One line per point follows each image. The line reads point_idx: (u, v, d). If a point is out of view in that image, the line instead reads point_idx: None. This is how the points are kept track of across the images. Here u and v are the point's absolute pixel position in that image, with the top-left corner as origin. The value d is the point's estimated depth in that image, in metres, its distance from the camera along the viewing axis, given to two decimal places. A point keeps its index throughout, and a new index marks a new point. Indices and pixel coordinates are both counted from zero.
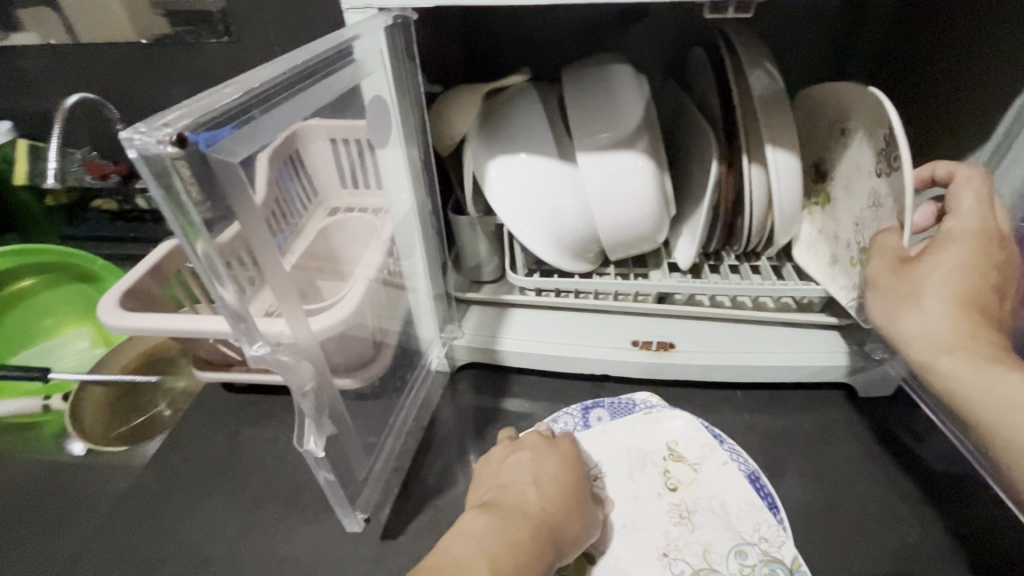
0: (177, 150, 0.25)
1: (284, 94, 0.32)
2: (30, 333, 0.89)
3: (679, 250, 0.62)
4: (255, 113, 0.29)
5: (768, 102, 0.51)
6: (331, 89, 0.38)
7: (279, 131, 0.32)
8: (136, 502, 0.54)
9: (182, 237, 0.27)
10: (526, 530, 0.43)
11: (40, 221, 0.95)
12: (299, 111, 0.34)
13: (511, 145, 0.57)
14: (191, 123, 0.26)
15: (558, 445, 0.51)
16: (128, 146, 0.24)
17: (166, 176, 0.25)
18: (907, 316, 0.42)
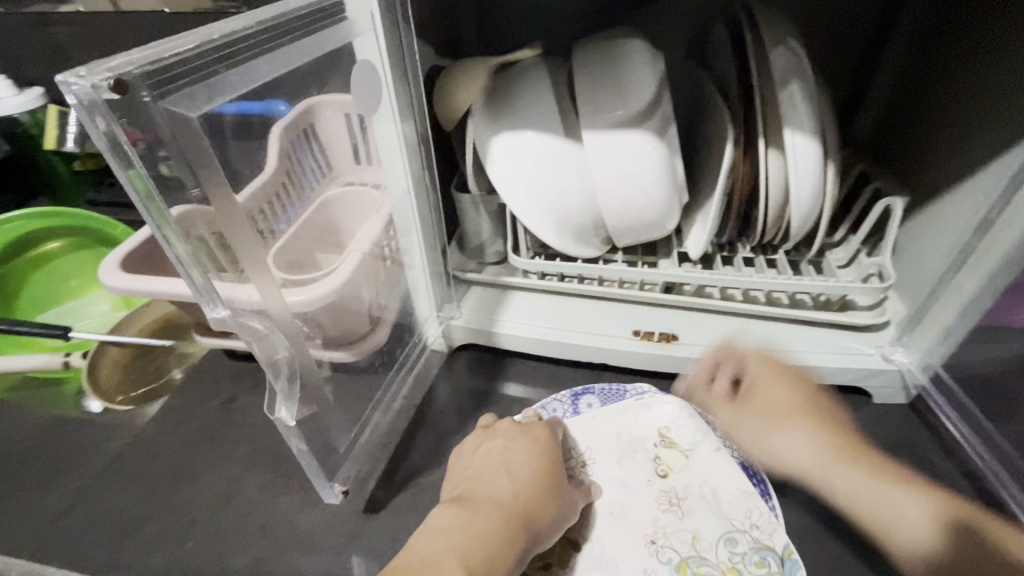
0: (116, 96, 0.25)
1: (251, 51, 0.33)
2: (54, 294, 0.93)
3: (690, 239, 0.59)
4: (216, 68, 0.30)
5: (789, 81, 0.48)
6: (308, 51, 0.37)
7: (247, 87, 0.33)
8: (132, 459, 0.55)
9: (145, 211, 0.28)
10: (497, 519, 0.43)
11: (68, 187, 0.97)
12: (267, 70, 0.35)
13: (514, 121, 0.55)
14: (137, 71, 0.26)
15: (530, 431, 0.50)
16: (65, 90, 0.23)
17: (108, 128, 0.25)
18: None
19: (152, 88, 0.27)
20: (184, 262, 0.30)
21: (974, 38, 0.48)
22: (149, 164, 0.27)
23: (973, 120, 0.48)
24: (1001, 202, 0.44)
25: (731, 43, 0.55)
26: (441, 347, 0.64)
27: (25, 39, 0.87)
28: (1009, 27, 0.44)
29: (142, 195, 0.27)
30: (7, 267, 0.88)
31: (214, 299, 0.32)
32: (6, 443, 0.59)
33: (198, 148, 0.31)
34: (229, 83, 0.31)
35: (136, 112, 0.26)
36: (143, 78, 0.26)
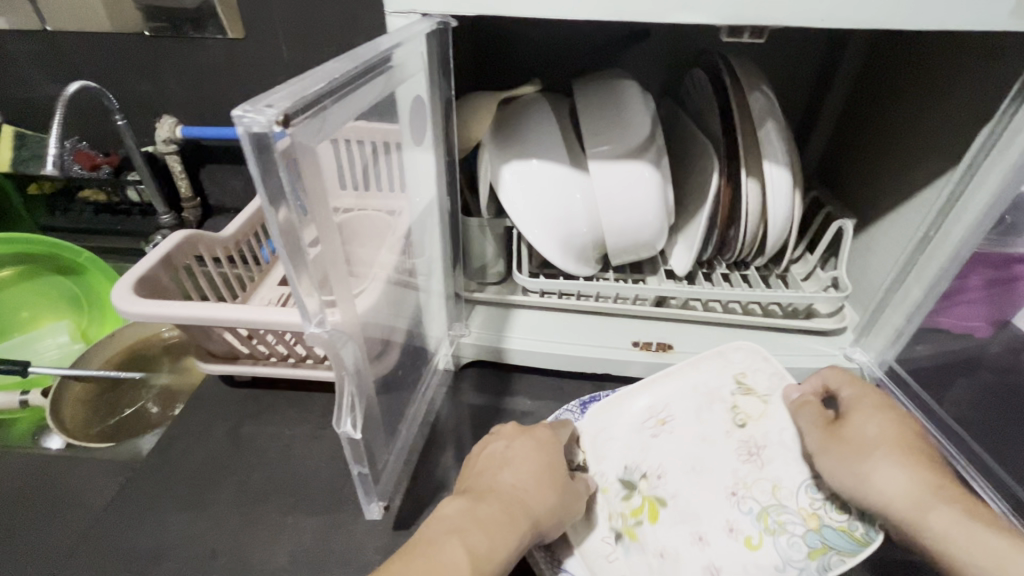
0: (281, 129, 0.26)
1: (354, 89, 0.34)
2: (6, 327, 0.86)
3: (676, 257, 0.66)
4: (334, 103, 0.32)
5: (765, 120, 0.56)
6: (384, 87, 0.40)
7: (347, 122, 0.34)
8: (137, 494, 0.53)
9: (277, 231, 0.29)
10: (498, 506, 0.44)
11: (19, 212, 0.91)
12: (363, 103, 0.37)
13: (523, 151, 0.59)
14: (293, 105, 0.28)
15: (534, 433, 0.52)
16: (241, 123, 0.25)
17: (269, 157, 0.26)
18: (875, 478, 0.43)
19: (301, 123, 0.28)
20: (300, 283, 0.31)
21: (907, 92, 0.59)
22: (290, 192, 0.28)
23: (909, 157, 0.58)
24: (938, 221, 0.52)
25: (711, 86, 0.63)
26: (450, 366, 0.66)
27: None
28: (938, 86, 0.54)
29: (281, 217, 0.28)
30: None
31: (318, 316, 0.33)
32: None
33: (315, 177, 0.32)
34: (342, 116, 0.33)
35: (290, 143, 0.28)
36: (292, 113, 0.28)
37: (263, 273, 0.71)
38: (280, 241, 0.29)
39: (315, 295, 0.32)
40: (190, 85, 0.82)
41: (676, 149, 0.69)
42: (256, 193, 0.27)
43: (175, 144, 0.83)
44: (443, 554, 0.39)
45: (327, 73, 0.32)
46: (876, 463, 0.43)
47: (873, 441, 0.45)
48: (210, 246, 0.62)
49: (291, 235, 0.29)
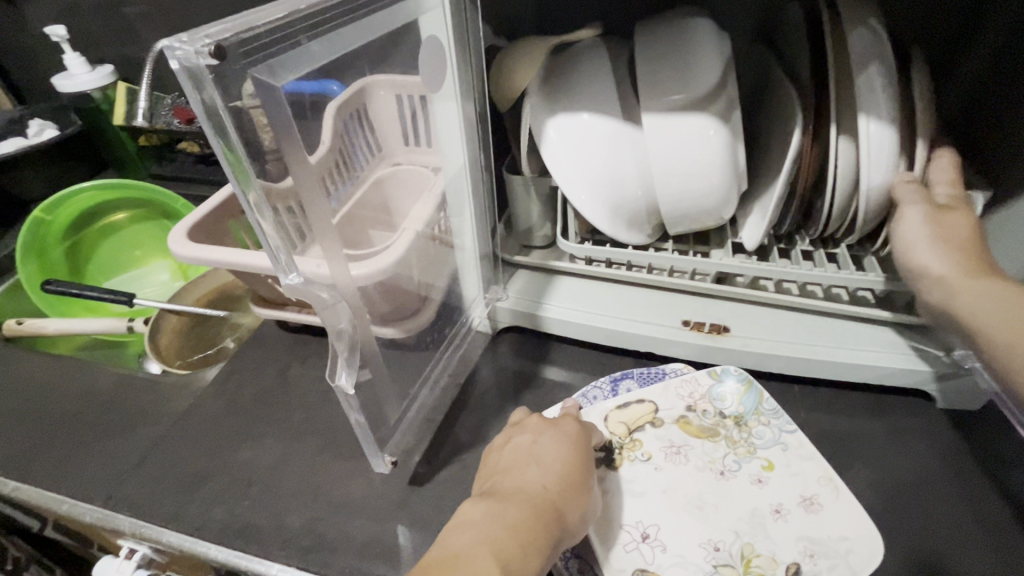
0: (214, 63, 0.26)
1: (331, 23, 0.33)
2: (122, 262, 0.99)
3: (747, 228, 0.57)
4: (300, 39, 0.31)
5: (870, 63, 0.45)
6: (384, 22, 0.38)
7: (327, 59, 0.33)
8: (194, 420, 0.58)
9: (230, 172, 0.29)
10: (527, 509, 0.42)
11: (134, 160, 1.03)
12: (349, 39, 0.35)
13: (570, 103, 0.54)
14: (232, 37, 0.27)
15: (562, 426, 0.49)
16: (170, 58, 0.25)
17: (205, 92, 0.27)
18: (929, 251, 0.47)
19: (247, 57, 0.28)
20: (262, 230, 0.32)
21: None
22: (238, 133, 0.29)
23: None
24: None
25: (806, 23, 0.52)
26: (486, 329, 0.64)
27: (101, 19, 0.92)
28: None
29: (229, 159, 0.29)
30: (80, 236, 0.95)
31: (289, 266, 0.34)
32: (79, 397, 0.63)
33: (283, 119, 0.31)
34: (312, 52, 0.32)
35: (229, 78, 0.27)
36: (240, 45, 0.27)
37: None
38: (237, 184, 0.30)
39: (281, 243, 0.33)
40: None
41: (763, 101, 0.59)
42: (206, 138, 0.28)
43: None
44: (471, 567, 0.38)
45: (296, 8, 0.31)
46: (946, 248, 0.46)
47: (966, 232, 0.47)
48: None
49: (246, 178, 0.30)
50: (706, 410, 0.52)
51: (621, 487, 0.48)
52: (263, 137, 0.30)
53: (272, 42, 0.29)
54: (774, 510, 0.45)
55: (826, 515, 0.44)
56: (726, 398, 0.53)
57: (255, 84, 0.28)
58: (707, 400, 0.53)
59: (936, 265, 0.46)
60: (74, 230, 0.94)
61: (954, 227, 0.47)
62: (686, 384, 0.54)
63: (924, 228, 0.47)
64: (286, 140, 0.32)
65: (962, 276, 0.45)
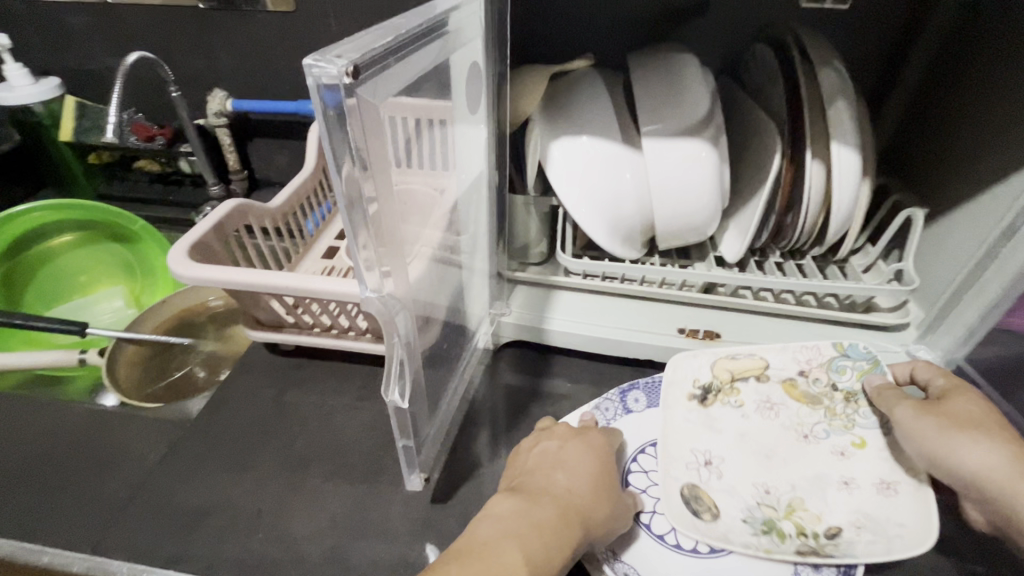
0: (350, 83, 0.27)
1: (408, 48, 0.34)
2: (66, 289, 0.91)
3: (726, 243, 0.63)
4: (391, 62, 0.32)
5: (836, 98, 0.52)
6: (441, 51, 0.40)
7: (403, 82, 0.34)
8: (185, 454, 0.54)
9: (339, 182, 0.28)
10: (554, 511, 0.43)
11: (79, 179, 0.95)
12: (418, 64, 0.37)
13: (573, 127, 0.58)
14: (360, 59, 0.28)
15: (587, 437, 0.51)
16: (312, 73, 0.25)
17: (339, 108, 0.27)
18: (963, 445, 0.46)
19: (366, 78, 0.29)
20: (356, 244, 0.31)
21: (977, 74, 0.56)
22: (355, 148, 0.29)
23: (990, 144, 0.54)
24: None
25: (774, 61, 0.60)
26: (489, 344, 0.65)
27: (46, 28, 0.85)
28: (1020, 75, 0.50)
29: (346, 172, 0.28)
30: (18, 260, 0.86)
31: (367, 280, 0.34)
32: (43, 436, 0.58)
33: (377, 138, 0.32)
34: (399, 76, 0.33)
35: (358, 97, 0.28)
36: (359, 65, 0.28)
37: (309, 245, 0.72)
38: (343, 200, 0.29)
39: (367, 256, 0.32)
40: (242, 56, 0.83)
41: (735, 128, 0.65)
42: (321, 142, 0.27)
43: (225, 117, 0.85)
44: (500, 559, 0.39)
45: (387, 32, 0.32)
46: (978, 442, 0.46)
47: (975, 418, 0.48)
48: (258, 217, 0.63)
49: (354, 196, 0.29)
50: (818, 378, 0.59)
51: (709, 420, 0.58)
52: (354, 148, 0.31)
53: (381, 66, 0.30)
54: (843, 481, 0.53)
55: (897, 500, 0.50)
56: (846, 373, 0.58)
57: (367, 103, 0.29)
58: (824, 369, 0.59)
59: (975, 462, 0.45)
60: (10, 255, 0.85)
61: (955, 410, 0.48)
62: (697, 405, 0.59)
63: (930, 422, 0.48)
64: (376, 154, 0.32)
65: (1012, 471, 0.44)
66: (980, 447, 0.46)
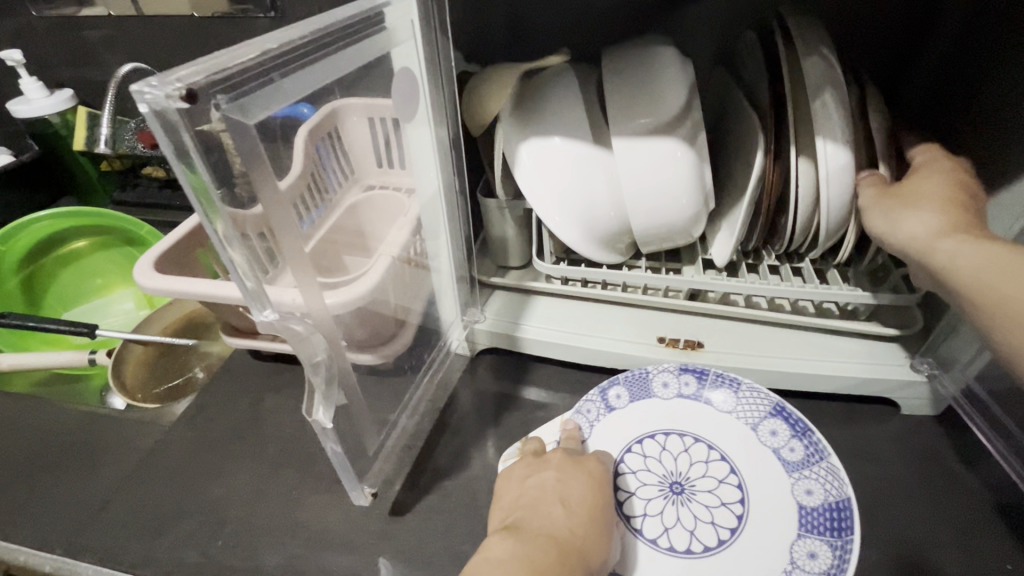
0: (186, 105, 0.26)
1: (303, 58, 0.34)
2: (84, 291, 0.95)
3: (717, 245, 0.58)
4: (272, 76, 0.31)
5: (822, 89, 0.48)
6: (359, 57, 0.39)
7: (295, 96, 0.34)
8: (162, 458, 0.56)
9: (196, 204, 0.29)
10: (554, 554, 0.41)
11: (95, 185, 0.99)
12: (322, 74, 0.36)
13: (542, 127, 0.55)
14: (204, 80, 0.27)
15: (586, 465, 0.48)
16: (139, 99, 0.25)
17: (175, 131, 0.26)
18: (905, 215, 0.44)
19: (219, 97, 0.28)
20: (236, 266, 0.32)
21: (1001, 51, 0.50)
22: (208, 170, 0.28)
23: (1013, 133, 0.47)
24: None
25: (763, 49, 0.55)
26: (464, 351, 0.64)
27: (61, 45, 0.90)
28: None
29: (198, 197, 0.28)
30: (38, 264, 0.90)
31: (261, 302, 0.34)
32: (38, 436, 0.61)
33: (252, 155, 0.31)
34: (283, 90, 0.32)
35: (201, 119, 0.27)
36: (208, 85, 0.28)
37: None
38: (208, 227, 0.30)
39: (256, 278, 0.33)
40: None
41: (724, 122, 0.61)
42: (167, 165, 0.27)
43: None
44: None
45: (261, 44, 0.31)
46: (918, 211, 0.44)
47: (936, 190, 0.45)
48: None
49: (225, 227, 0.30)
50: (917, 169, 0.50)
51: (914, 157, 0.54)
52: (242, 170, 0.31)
53: (245, 83, 0.29)
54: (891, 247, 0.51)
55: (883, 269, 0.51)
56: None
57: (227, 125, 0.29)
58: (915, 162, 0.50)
59: (914, 229, 0.43)
60: (30, 260, 0.90)
61: (920, 189, 0.45)
62: (683, 401, 0.55)
63: (882, 200, 0.47)
64: (256, 168, 0.32)
65: (934, 234, 0.42)
66: (914, 218, 0.44)
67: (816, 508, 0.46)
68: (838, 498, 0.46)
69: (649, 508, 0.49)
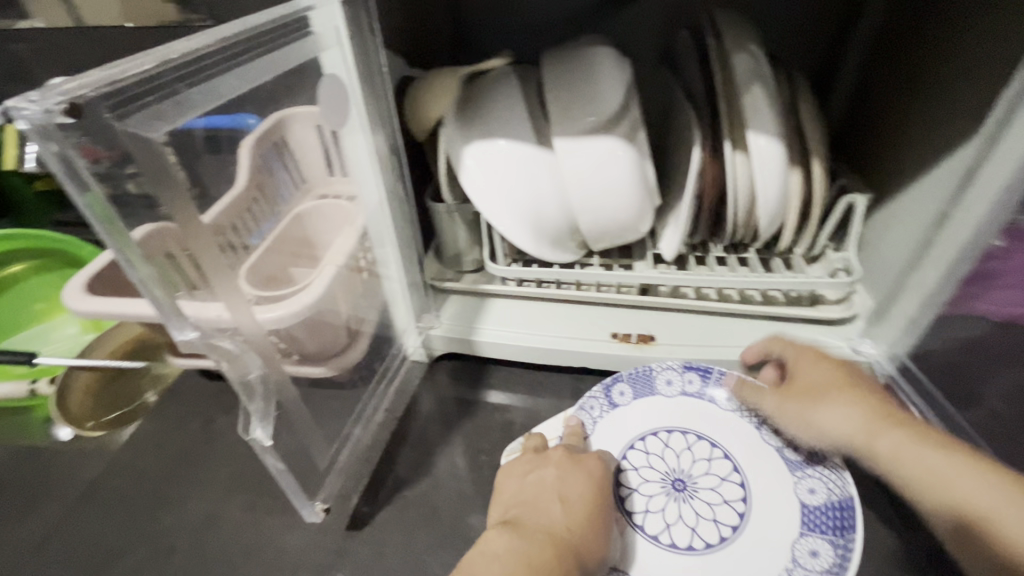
0: (70, 120, 0.25)
1: (212, 67, 0.33)
2: (21, 319, 0.90)
3: (664, 240, 0.58)
4: (176, 87, 0.31)
5: (750, 85, 0.50)
6: (277, 64, 0.39)
7: (204, 106, 0.33)
8: (107, 490, 0.54)
9: (98, 229, 0.28)
10: (549, 551, 0.40)
11: (30, 205, 0.95)
12: (237, 83, 0.35)
13: (485, 129, 0.54)
14: (93, 93, 0.26)
15: (586, 464, 0.47)
16: (16, 116, 0.24)
17: (62, 148, 0.25)
18: (818, 414, 0.48)
19: (114, 109, 0.27)
20: (149, 286, 0.30)
21: (919, 45, 0.52)
22: (105, 187, 0.27)
23: (933, 121, 0.50)
24: (998, 127, 0.42)
25: (697, 48, 0.57)
26: (421, 357, 0.63)
27: None
28: (961, 35, 0.46)
29: (96, 217, 0.27)
30: None
31: (182, 320, 0.32)
32: None
33: (159, 168, 0.31)
34: (189, 100, 0.32)
35: (91, 132, 0.26)
36: (100, 97, 0.26)
37: None
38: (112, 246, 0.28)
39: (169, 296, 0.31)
40: None
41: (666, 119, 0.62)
42: (60, 187, 0.26)
43: None
44: None
45: (164, 54, 0.30)
46: (836, 406, 0.47)
47: (825, 379, 0.49)
48: None
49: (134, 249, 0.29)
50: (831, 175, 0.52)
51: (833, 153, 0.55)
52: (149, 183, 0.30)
53: (140, 95, 0.29)
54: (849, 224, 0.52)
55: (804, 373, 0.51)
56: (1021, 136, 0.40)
57: (128, 140, 0.28)
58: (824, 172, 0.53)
59: (839, 427, 0.47)
60: None
61: (808, 380, 0.50)
62: (687, 398, 0.55)
63: (791, 407, 0.50)
64: (162, 178, 0.31)
65: (869, 428, 0.45)
66: (831, 411, 0.47)
67: (818, 506, 0.46)
68: (839, 497, 0.46)
69: (653, 507, 0.49)
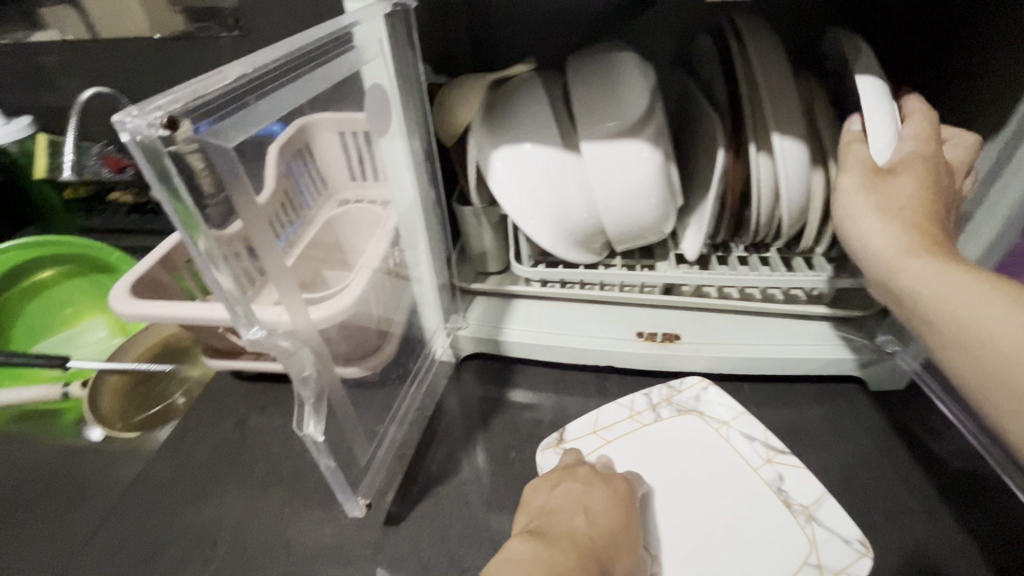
0: (166, 133, 0.27)
1: (278, 80, 0.35)
2: (52, 322, 0.92)
3: (686, 240, 0.59)
4: (248, 99, 0.32)
5: (774, 88, 0.51)
6: (332, 74, 0.41)
7: (271, 117, 0.35)
8: (147, 488, 0.55)
9: (184, 233, 0.30)
10: (573, 557, 0.40)
11: (58, 211, 0.97)
12: (298, 94, 0.37)
13: (513, 135, 0.56)
14: (183, 107, 0.28)
15: (611, 481, 0.48)
16: (120, 129, 0.26)
17: (156, 157, 0.27)
18: (868, 219, 0.41)
19: (198, 122, 0.29)
20: (225, 286, 0.33)
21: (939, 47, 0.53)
22: (191, 195, 0.30)
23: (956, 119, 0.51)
24: None
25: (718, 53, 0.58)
26: (449, 357, 0.65)
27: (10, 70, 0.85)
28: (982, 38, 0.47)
29: (182, 219, 0.29)
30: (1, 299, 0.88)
31: (249, 319, 0.35)
32: None
33: (233, 177, 0.33)
34: (260, 112, 0.33)
35: (180, 142, 0.28)
36: (187, 111, 0.29)
37: None
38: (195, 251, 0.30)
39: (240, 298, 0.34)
40: None
41: (687, 122, 0.64)
42: (150, 190, 0.28)
43: None
44: None
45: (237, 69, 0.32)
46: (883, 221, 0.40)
47: (902, 200, 0.41)
48: None
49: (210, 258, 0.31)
50: None
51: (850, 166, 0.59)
52: (219, 190, 0.32)
53: (220, 107, 0.31)
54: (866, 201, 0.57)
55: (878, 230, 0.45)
56: None
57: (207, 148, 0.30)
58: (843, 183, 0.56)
59: (871, 238, 0.41)
60: None
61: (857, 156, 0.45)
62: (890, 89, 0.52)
63: (863, 196, 0.42)
64: (234, 184, 0.33)
65: (900, 243, 0.39)
66: (867, 218, 0.41)
67: None
68: None
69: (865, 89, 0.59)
